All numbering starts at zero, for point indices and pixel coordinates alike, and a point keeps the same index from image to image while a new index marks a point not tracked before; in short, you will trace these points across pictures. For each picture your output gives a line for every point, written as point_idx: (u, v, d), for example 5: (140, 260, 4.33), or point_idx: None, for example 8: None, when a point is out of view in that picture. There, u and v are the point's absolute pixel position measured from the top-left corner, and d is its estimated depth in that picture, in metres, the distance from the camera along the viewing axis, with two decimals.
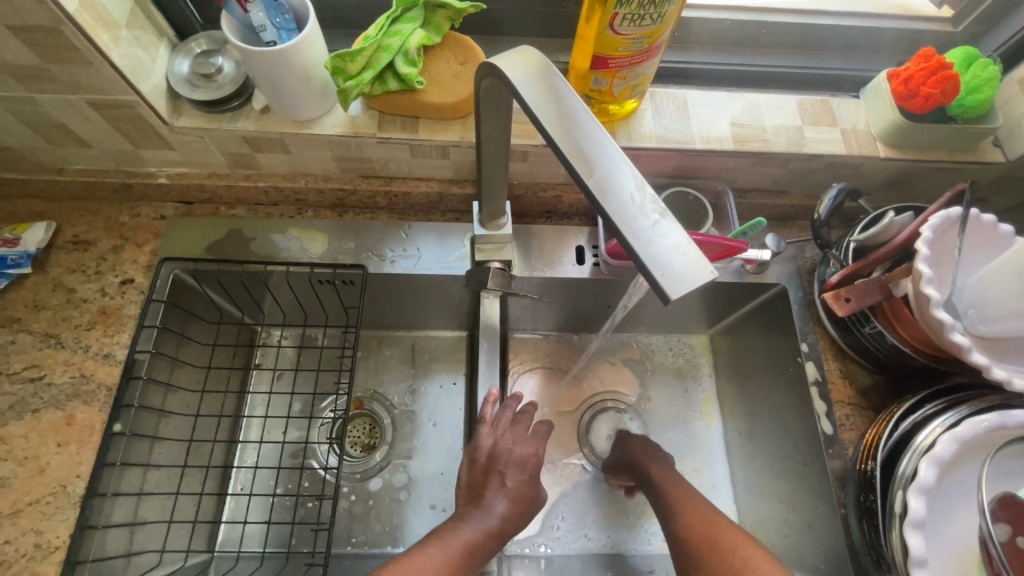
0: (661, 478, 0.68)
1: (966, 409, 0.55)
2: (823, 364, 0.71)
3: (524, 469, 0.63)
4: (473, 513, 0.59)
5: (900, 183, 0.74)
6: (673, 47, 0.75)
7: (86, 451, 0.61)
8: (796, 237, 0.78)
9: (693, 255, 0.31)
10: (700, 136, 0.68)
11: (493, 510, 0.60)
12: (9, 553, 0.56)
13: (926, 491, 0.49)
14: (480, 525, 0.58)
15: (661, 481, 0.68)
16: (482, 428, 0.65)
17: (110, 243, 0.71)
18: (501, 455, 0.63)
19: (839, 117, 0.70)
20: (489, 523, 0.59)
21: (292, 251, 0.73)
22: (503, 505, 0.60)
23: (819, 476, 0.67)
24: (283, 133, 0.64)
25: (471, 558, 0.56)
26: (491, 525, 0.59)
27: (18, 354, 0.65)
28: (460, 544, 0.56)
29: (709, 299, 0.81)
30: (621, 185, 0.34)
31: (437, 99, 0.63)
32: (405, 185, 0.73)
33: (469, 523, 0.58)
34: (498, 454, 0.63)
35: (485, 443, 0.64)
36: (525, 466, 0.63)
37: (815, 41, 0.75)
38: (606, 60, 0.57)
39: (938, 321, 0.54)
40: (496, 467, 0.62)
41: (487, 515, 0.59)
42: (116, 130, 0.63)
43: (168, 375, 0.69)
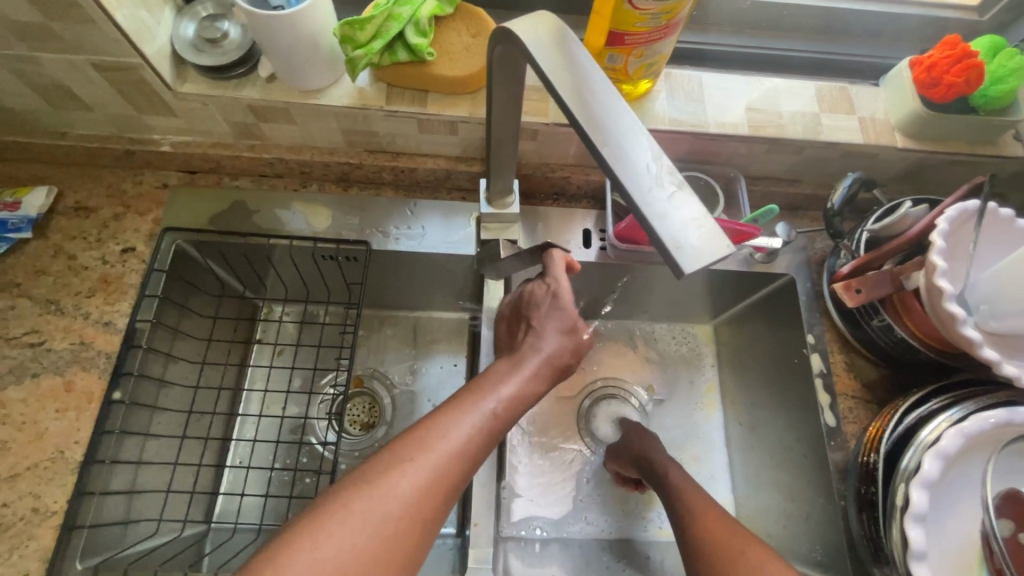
0: (666, 471, 0.68)
1: (973, 405, 0.54)
2: (829, 357, 0.70)
3: (563, 325, 0.57)
4: (505, 368, 0.54)
5: (916, 176, 0.72)
6: (691, 28, 0.73)
7: (85, 418, 0.61)
8: (806, 227, 0.77)
9: (708, 229, 0.30)
10: (715, 120, 0.66)
11: (531, 363, 0.54)
12: (6, 517, 0.56)
13: (929, 485, 0.48)
14: (519, 376, 0.53)
15: (669, 476, 0.67)
16: (513, 277, 0.62)
17: (112, 211, 0.71)
18: (532, 300, 0.58)
19: (858, 105, 0.69)
20: (523, 368, 0.54)
21: (296, 225, 0.72)
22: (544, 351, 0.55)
23: (820, 469, 0.67)
24: (289, 102, 0.63)
25: (509, 412, 0.51)
26: (528, 368, 0.54)
27: (18, 319, 0.64)
28: (497, 398, 0.51)
29: (715, 288, 0.80)
30: (637, 156, 0.33)
31: (447, 72, 0.61)
32: (411, 161, 0.72)
33: (508, 375, 0.53)
34: (530, 301, 0.58)
35: (516, 297, 0.60)
36: (567, 325, 0.57)
37: (836, 26, 0.73)
38: (622, 36, 0.55)
39: (950, 314, 0.54)
40: (530, 315, 0.58)
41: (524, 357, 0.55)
42: (119, 94, 0.62)
43: (169, 345, 0.69)
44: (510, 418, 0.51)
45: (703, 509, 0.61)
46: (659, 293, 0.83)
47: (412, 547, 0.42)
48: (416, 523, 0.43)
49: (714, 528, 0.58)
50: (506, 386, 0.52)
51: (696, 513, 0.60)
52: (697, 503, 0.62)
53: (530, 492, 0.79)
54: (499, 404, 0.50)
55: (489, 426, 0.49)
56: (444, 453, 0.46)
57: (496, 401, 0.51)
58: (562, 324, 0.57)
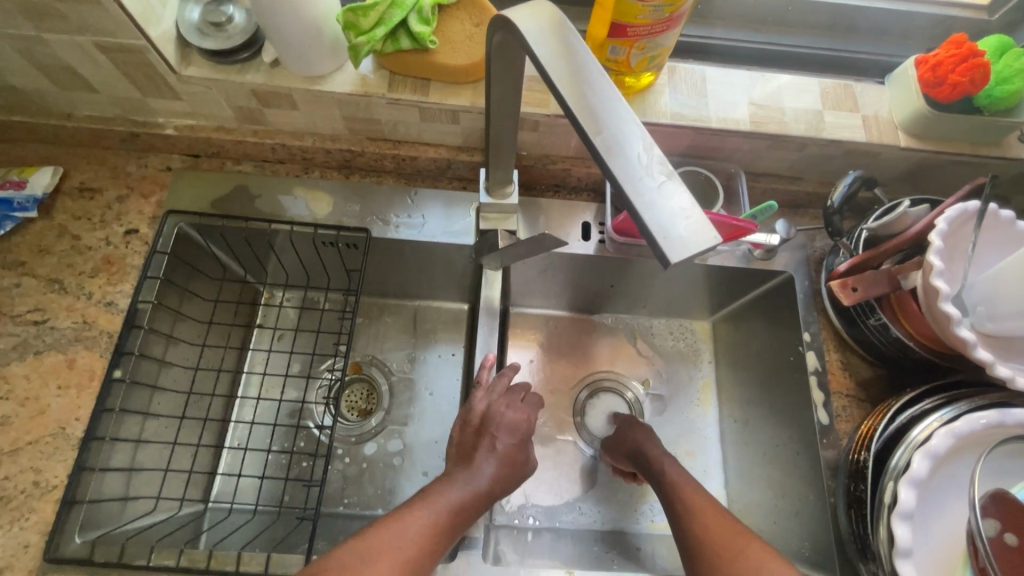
0: (662, 464, 0.68)
1: (966, 405, 0.54)
2: (824, 355, 0.71)
3: (515, 433, 0.66)
4: (461, 472, 0.61)
5: (919, 175, 0.72)
6: (696, 22, 0.73)
7: (86, 396, 0.62)
8: (807, 225, 0.77)
9: (696, 220, 0.30)
10: (717, 115, 0.66)
11: (484, 471, 0.62)
12: (8, 489, 0.58)
13: (917, 483, 0.48)
14: (469, 485, 0.60)
15: (666, 471, 0.67)
16: (477, 391, 0.68)
17: (116, 192, 0.71)
18: (493, 416, 0.65)
19: (862, 103, 0.68)
20: (476, 486, 0.60)
21: (297, 211, 0.72)
22: (491, 469, 0.62)
23: (812, 466, 0.67)
24: (291, 88, 0.63)
25: (462, 516, 0.58)
26: (479, 487, 0.60)
27: (22, 297, 0.65)
28: (448, 506, 0.57)
29: (713, 284, 0.80)
30: (629, 146, 0.33)
31: (450, 61, 0.61)
32: (413, 150, 0.72)
33: (458, 483, 0.60)
34: (491, 415, 0.66)
35: (478, 406, 0.66)
36: (517, 430, 0.66)
37: (842, 22, 0.73)
38: (624, 27, 0.55)
39: (945, 315, 0.54)
40: (489, 429, 0.65)
41: (474, 477, 0.61)
42: (124, 76, 0.63)
43: (170, 327, 0.69)
44: (461, 522, 0.58)
45: (700, 505, 0.61)
46: (657, 288, 0.83)
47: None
48: None
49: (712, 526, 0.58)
50: (461, 488, 0.59)
51: (692, 511, 0.60)
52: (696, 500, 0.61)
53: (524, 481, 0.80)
54: (450, 506, 0.57)
55: (439, 526, 0.55)
56: (401, 550, 0.52)
57: (450, 505, 0.58)
58: (512, 432, 0.66)
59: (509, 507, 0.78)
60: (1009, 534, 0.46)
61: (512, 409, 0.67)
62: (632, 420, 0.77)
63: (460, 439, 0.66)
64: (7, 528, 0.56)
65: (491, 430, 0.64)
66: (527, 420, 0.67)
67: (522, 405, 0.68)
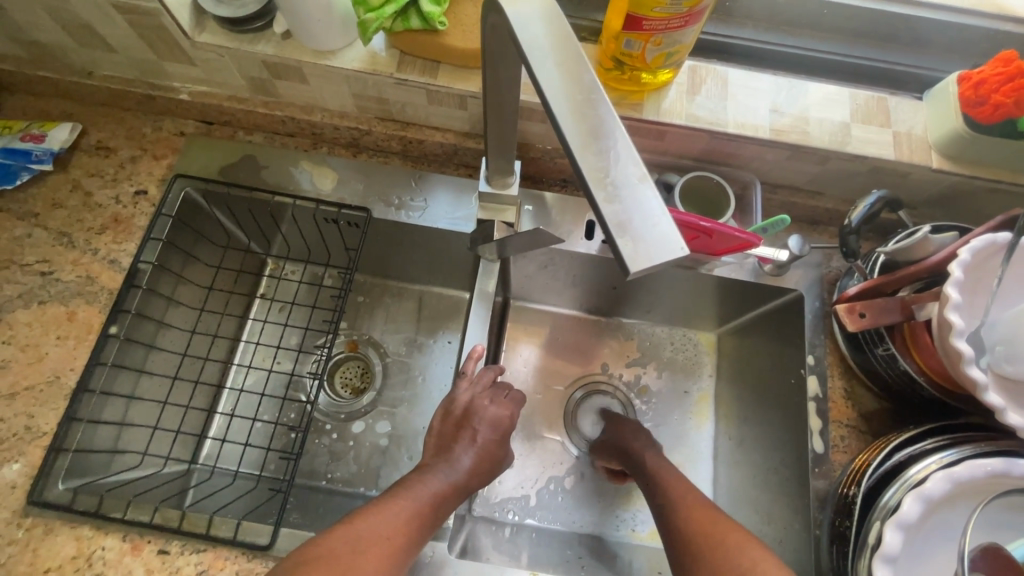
0: (660, 472, 0.65)
1: (970, 449, 0.51)
2: (828, 381, 0.67)
3: (497, 428, 0.65)
4: (441, 465, 0.61)
5: (951, 200, 0.67)
6: (723, 21, 0.70)
7: (82, 347, 0.64)
8: (823, 243, 0.73)
9: (666, 229, 0.29)
10: (735, 120, 0.63)
11: (461, 463, 0.61)
12: (2, 431, 0.60)
13: (904, 526, 0.45)
14: (447, 478, 0.59)
15: (664, 478, 0.63)
16: (462, 381, 0.66)
17: (129, 152, 0.73)
18: (476, 409, 0.65)
19: (895, 118, 0.64)
20: (454, 477, 0.60)
21: (302, 185, 0.72)
22: (469, 461, 0.62)
23: (802, 494, 0.64)
24: (301, 61, 0.63)
25: (438, 508, 0.57)
26: (457, 479, 0.60)
27: (32, 247, 0.67)
28: (428, 497, 0.56)
29: (719, 295, 0.77)
30: (606, 144, 0.31)
31: (459, 44, 0.60)
32: (420, 133, 0.72)
33: (437, 476, 0.59)
34: (474, 407, 0.65)
35: (462, 398, 0.66)
36: (500, 426, 0.65)
37: (883, 31, 0.68)
38: (640, 20, 0.53)
39: (956, 352, 0.50)
40: (471, 422, 0.64)
41: (453, 470, 0.60)
42: (141, 39, 0.63)
43: (171, 289, 0.71)
44: (441, 513, 0.57)
45: (705, 519, 0.55)
46: (660, 295, 0.81)
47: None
48: None
49: (722, 542, 0.52)
50: (441, 482, 0.59)
51: (695, 524, 0.55)
52: (702, 513, 0.56)
53: (507, 477, 0.79)
54: (433, 497, 0.57)
55: (422, 519, 0.55)
56: (387, 543, 0.50)
57: (431, 497, 0.57)
58: (493, 427, 0.65)
59: (490, 500, 0.77)
60: None
61: (495, 405, 0.66)
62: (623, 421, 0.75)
63: (438, 432, 0.65)
64: None
65: (472, 424, 0.64)
66: (511, 416, 0.66)
67: (506, 400, 0.68)
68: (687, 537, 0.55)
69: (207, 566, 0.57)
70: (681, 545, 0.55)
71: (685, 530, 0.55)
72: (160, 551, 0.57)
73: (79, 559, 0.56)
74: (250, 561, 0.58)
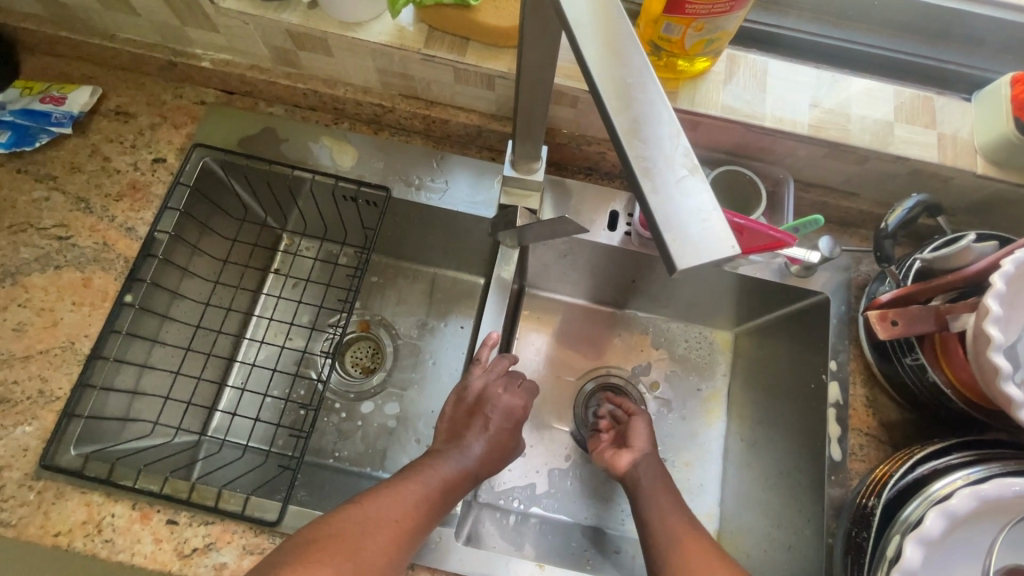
0: (661, 501, 0.60)
1: (998, 467, 0.49)
2: (849, 387, 0.65)
3: (510, 418, 0.64)
4: (451, 450, 0.60)
5: (991, 209, 0.65)
6: (766, 9, 0.67)
7: (97, 314, 0.63)
8: (853, 246, 0.71)
9: (715, 225, 0.27)
10: (772, 114, 0.61)
11: (472, 449, 0.61)
12: (16, 394, 0.60)
13: (926, 542, 0.44)
14: (457, 464, 0.59)
15: (665, 514, 0.58)
16: (475, 368, 0.65)
17: (149, 119, 0.72)
18: (490, 397, 0.64)
19: (941, 118, 0.61)
20: (465, 464, 0.59)
21: (322, 161, 0.71)
22: (480, 448, 0.61)
23: (815, 500, 0.63)
24: (327, 33, 0.61)
25: (446, 494, 0.56)
26: (467, 466, 0.59)
27: (50, 211, 0.67)
28: (437, 482, 0.56)
29: (741, 294, 0.76)
30: (652, 131, 0.29)
31: (491, 21, 0.58)
32: (444, 112, 0.70)
33: (448, 461, 0.59)
34: (487, 395, 0.64)
35: (475, 384, 0.65)
36: (511, 415, 0.64)
37: (935, 26, 0.65)
38: (682, 3, 0.50)
39: (993, 366, 0.48)
40: (484, 409, 0.63)
41: (464, 456, 0.60)
42: (164, 2, 0.62)
43: (186, 260, 0.70)
44: (449, 500, 0.56)
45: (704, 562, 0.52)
46: (680, 290, 0.79)
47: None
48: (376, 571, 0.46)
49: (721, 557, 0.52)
50: (450, 469, 0.58)
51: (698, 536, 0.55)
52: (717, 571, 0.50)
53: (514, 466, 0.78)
54: (440, 483, 0.56)
55: (432, 504, 0.54)
56: (395, 525, 0.50)
57: (439, 483, 0.56)
58: (506, 416, 0.64)
59: (496, 488, 0.77)
60: None
61: (514, 398, 0.65)
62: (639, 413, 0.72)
63: (450, 422, 0.63)
64: (11, 429, 0.59)
65: (485, 411, 0.63)
66: (523, 406, 0.65)
67: (519, 390, 0.67)
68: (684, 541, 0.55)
69: (214, 538, 0.57)
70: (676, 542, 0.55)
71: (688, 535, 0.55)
72: (169, 521, 0.57)
73: (89, 524, 0.56)
74: (256, 536, 0.58)
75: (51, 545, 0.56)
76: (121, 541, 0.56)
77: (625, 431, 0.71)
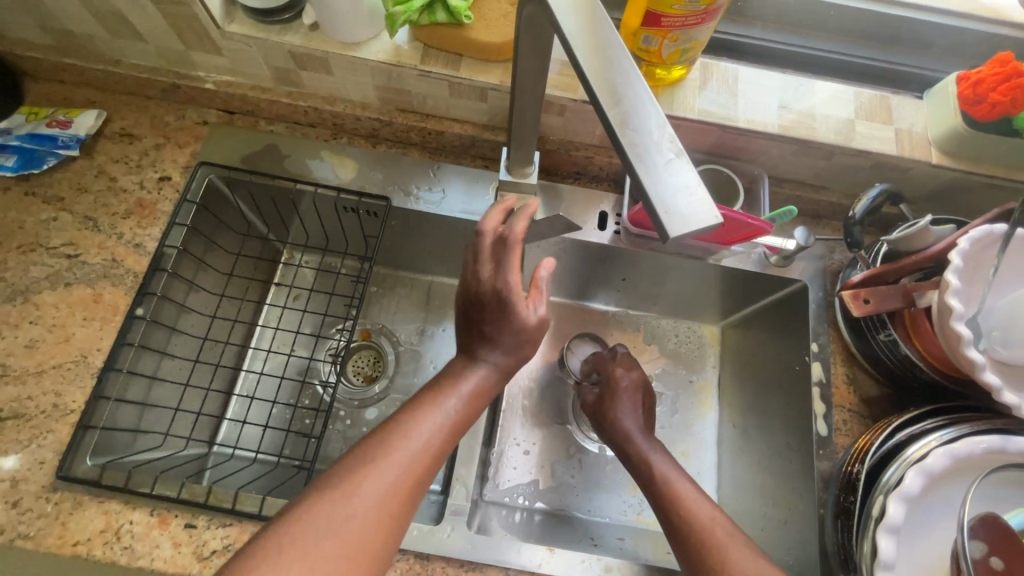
0: (669, 491, 0.57)
1: (967, 428, 0.54)
2: (830, 367, 0.70)
3: (527, 335, 0.52)
4: (460, 362, 0.52)
5: (947, 196, 0.70)
6: (733, 21, 0.73)
7: (109, 329, 0.65)
8: (827, 237, 0.76)
9: (699, 199, 0.31)
10: (744, 115, 0.66)
11: (484, 360, 0.51)
12: (30, 409, 0.61)
13: (907, 499, 0.48)
14: (474, 381, 0.51)
15: (685, 518, 0.54)
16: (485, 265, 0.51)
17: (153, 140, 0.74)
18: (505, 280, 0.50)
19: (897, 115, 0.67)
20: (480, 381, 0.51)
21: (323, 174, 0.74)
22: (498, 356, 0.52)
23: (806, 476, 0.67)
24: (328, 52, 0.65)
25: (465, 417, 0.49)
26: (484, 383, 0.51)
27: (59, 230, 0.69)
28: (453, 406, 0.49)
29: (725, 287, 0.80)
30: (641, 122, 0.34)
31: (483, 37, 0.62)
32: (440, 124, 0.74)
33: (461, 379, 0.50)
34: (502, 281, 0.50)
35: (486, 273, 0.51)
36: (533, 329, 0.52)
37: (887, 33, 0.72)
38: (658, 17, 0.55)
39: (956, 335, 0.53)
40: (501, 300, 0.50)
41: (477, 368, 0.51)
42: (171, 28, 0.65)
43: (193, 273, 0.72)
44: (470, 416, 0.50)
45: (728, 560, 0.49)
46: (668, 286, 0.83)
47: (379, 551, 0.41)
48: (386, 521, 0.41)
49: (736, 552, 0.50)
50: (463, 384, 0.50)
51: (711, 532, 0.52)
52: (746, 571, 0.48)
53: (518, 463, 0.80)
54: (459, 403, 0.49)
55: (451, 427, 0.48)
56: (406, 455, 0.44)
57: (457, 401, 0.49)
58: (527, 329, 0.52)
59: (501, 486, 0.78)
60: (995, 557, 0.45)
61: (546, 269, 0.50)
62: (623, 387, 0.70)
63: (461, 322, 0.53)
64: (27, 444, 0.60)
65: (501, 296, 0.50)
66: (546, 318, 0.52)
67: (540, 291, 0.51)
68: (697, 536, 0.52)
69: (233, 540, 0.58)
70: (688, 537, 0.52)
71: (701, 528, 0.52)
72: (187, 525, 0.59)
73: (107, 532, 0.58)
74: None
75: (71, 554, 0.57)
76: (141, 547, 0.57)
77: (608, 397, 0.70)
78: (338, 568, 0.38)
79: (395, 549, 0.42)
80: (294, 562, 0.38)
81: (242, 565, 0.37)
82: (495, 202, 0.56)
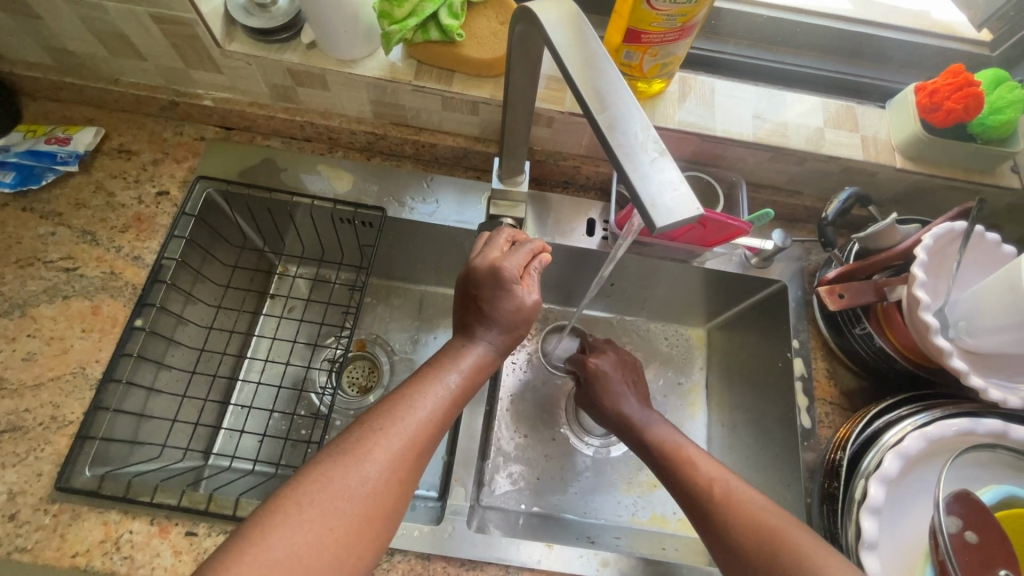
0: (674, 460, 0.59)
1: (940, 413, 0.57)
2: (812, 362, 0.73)
3: (518, 318, 0.55)
4: (459, 342, 0.55)
5: (913, 198, 0.75)
6: (708, 37, 0.78)
7: (108, 340, 0.66)
8: (803, 239, 0.80)
9: (682, 194, 0.34)
10: (721, 125, 0.70)
11: (481, 342, 0.55)
12: (27, 421, 0.61)
13: (886, 480, 0.51)
14: (473, 356, 0.53)
15: (692, 486, 0.56)
16: (489, 253, 0.57)
17: (151, 156, 0.76)
18: (500, 267, 0.55)
19: (862, 123, 0.72)
20: (478, 355, 0.54)
21: (318, 187, 0.76)
22: (494, 339, 0.55)
23: (793, 467, 0.69)
24: (325, 69, 0.67)
25: (469, 388, 0.52)
26: (485, 357, 0.54)
27: (56, 245, 0.70)
28: (456, 378, 0.51)
29: (710, 290, 0.83)
30: (628, 125, 0.37)
31: (474, 54, 0.66)
32: (433, 137, 0.77)
33: (459, 355, 0.53)
34: (495, 268, 0.55)
35: (481, 265, 0.56)
36: (523, 312, 0.55)
37: (851, 48, 0.77)
38: (639, 33, 0.59)
39: (924, 324, 0.56)
40: (496, 287, 0.55)
41: (474, 346, 0.54)
42: (173, 48, 0.67)
43: (190, 285, 0.73)
44: (470, 390, 0.52)
45: (733, 523, 0.51)
46: (655, 290, 0.86)
47: (388, 514, 0.42)
48: (394, 486, 0.43)
49: (742, 510, 0.51)
50: (462, 358, 0.53)
51: (717, 495, 0.54)
52: (748, 532, 0.50)
53: (516, 467, 0.82)
54: (459, 377, 0.51)
55: (452, 400, 0.50)
56: (412, 424, 0.46)
57: (457, 374, 0.51)
58: (519, 311, 0.55)
59: (498, 491, 0.79)
60: (969, 531, 0.48)
61: (540, 262, 0.58)
62: (605, 371, 0.72)
63: (461, 308, 0.57)
64: (23, 456, 0.60)
65: (498, 284, 0.55)
66: (535, 302, 0.56)
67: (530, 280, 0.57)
68: (703, 501, 0.54)
69: None
70: (697, 504, 0.55)
71: (702, 492, 0.55)
72: (188, 533, 0.59)
73: (107, 542, 0.58)
74: None
75: (70, 566, 0.56)
76: (141, 556, 0.57)
77: (603, 379, 0.71)
78: (352, 531, 0.40)
79: (402, 514, 0.44)
80: (309, 523, 0.39)
81: (259, 525, 0.38)
82: (498, 229, 0.62)
